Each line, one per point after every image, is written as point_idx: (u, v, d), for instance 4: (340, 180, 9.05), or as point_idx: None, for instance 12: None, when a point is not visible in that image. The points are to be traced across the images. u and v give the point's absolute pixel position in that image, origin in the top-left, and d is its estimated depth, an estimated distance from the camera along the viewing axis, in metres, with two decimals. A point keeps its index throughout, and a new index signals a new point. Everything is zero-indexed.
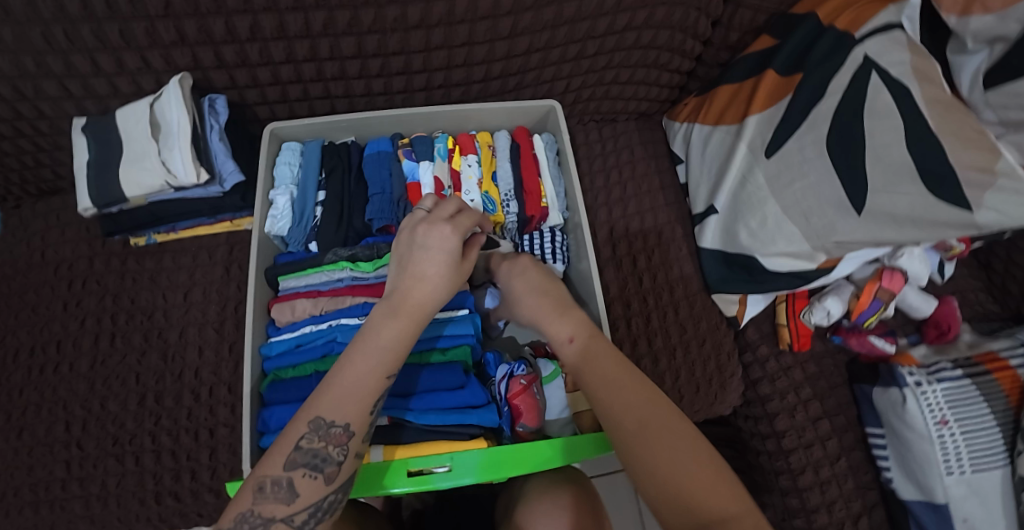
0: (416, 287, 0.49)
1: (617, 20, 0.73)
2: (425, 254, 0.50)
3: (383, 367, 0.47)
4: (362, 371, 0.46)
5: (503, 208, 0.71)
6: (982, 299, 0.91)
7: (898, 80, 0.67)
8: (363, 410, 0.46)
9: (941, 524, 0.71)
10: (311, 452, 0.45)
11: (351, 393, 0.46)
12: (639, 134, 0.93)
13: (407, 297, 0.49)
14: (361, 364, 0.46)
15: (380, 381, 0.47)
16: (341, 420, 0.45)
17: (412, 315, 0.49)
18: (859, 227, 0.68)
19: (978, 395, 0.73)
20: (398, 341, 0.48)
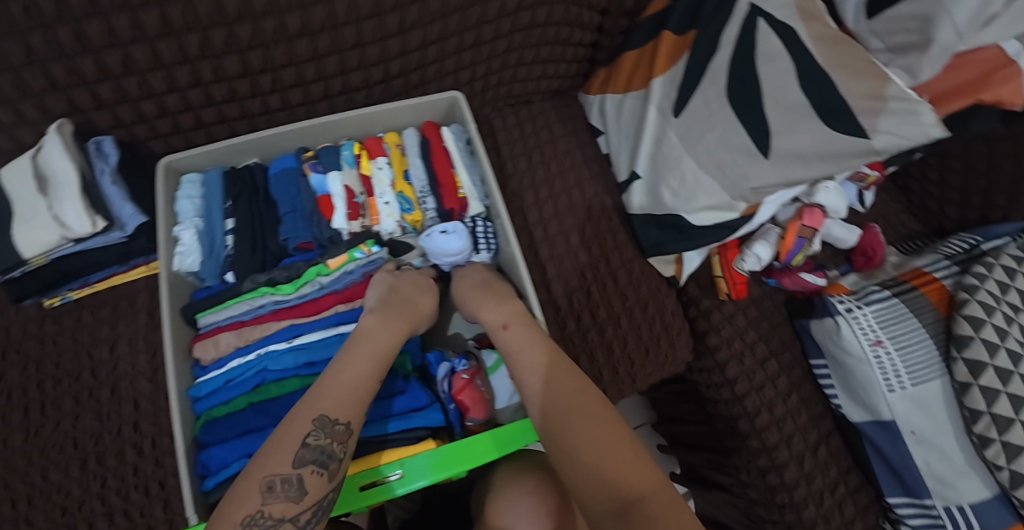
0: (405, 304, 0.60)
1: (507, 1, 0.73)
2: (413, 284, 0.63)
3: (377, 368, 0.52)
4: (363, 369, 0.51)
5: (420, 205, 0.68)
6: (903, 221, 0.98)
7: (784, 22, 0.68)
8: (362, 408, 0.49)
9: (892, 439, 0.73)
10: (318, 449, 0.46)
11: (351, 393, 0.49)
12: (555, 112, 0.94)
13: (396, 311, 0.58)
14: (363, 364, 0.52)
15: (374, 384, 0.52)
16: (345, 417, 0.48)
17: (400, 326, 0.57)
18: (768, 170, 0.70)
19: (908, 312, 0.76)
20: (388, 341, 0.55)
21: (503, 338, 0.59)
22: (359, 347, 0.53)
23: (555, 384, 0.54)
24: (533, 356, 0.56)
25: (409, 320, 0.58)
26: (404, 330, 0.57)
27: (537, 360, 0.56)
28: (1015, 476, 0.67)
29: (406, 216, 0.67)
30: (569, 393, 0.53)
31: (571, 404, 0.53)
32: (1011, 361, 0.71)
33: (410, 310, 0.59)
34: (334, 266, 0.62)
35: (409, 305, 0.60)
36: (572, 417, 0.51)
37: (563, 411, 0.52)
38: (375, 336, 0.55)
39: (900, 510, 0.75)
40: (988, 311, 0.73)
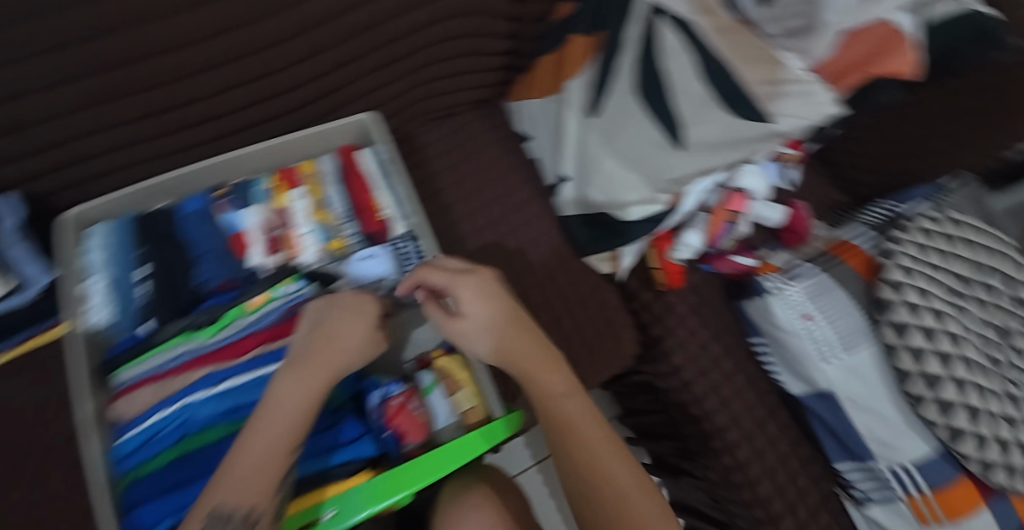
0: (326, 348, 0.54)
1: (414, 17, 0.72)
2: (342, 318, 0.56)
3: (287, 435, 0.49)
4: (267, 443, 0.48)
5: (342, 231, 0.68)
6: (827, 194, 1.02)
7: (682, 17, 0.69)
8: (268, 485, 0.47)
9: (832, 408, 0.76)
10: None
11: (254, 472, 0.47)
12: (481, 122, 0.95)
13: (314, 360, 0.53)
14: (268, 438, 0.48)
15: (285, 452, 0.49)
16: (244, 502, 0.46)
17: (315, 379, 0.52)
18: (685, 161, 0.71)
19: (833, 283, 0.78)
20: (300, 410, 0.50)
21: (564, 405, 0.58)
22: (267, 426, 0.49)
23: (599, 460, 0.56)
24: (585, 430, 0.58)
25: (329, 368, 0.53)
26: (323, 380, 0.52)
27: (588, 438, 0.57)
28: (952, 431, 0.70)
29: (325, 244, 0.66)
30: (619, 479, 0.56)
31: (614, 496, 0.55)
32: (936, 320, 0.74)
33: (331, 355, 0.54)
34: (255, 306, 0.62)
35: (331, 344, 0.55)
36: (619, 510, 0.54)
37: (611, 498, 0.55)
38: (288, 409, 0.50)
39: (849, 474, 0.78)
40: (910, 274, 0.76)
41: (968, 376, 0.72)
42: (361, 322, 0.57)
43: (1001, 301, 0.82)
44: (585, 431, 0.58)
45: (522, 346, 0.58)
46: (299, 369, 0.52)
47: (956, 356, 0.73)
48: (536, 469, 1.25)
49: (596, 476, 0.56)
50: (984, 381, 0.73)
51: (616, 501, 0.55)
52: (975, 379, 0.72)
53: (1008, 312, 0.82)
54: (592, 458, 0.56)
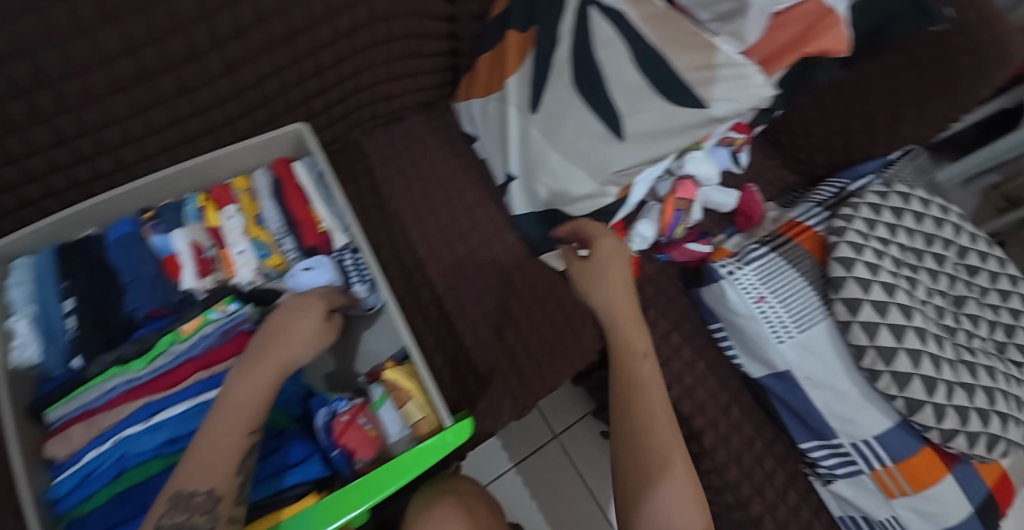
0: (279, 336, 0.55)
1: (337, 22, 0.71)
2: (295, 310, 0.57)
3: (244, 419, 0.49)
4: (223, 426, 0.48)
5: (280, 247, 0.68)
6: (779, 175, 1.02)
7: (613, 8, 0.68)
8: (228, 468, 0.46)
9: (790, 387, 0.75)
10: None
11: (213, 455, 0.46)
12: (428, 125, 0.94)
13: (266, 347, 0.54)
14: (224, 421, 0.48)
15: (244, 437, 0.48)
16: (204, 485, 0.45)
17: (268, 364, 0.52)
18: (626, 151, 0.70)
19: (784, 264, 0.78)
20: (260, 397, 0.51)
21: (642, 367, 0.66)
22: (229, 412, 0.48)
23: (652, 421, 0.63)
24: (648, 395, 0.65)
25: (284, 354, 0.53)
26: (277, 367, 0.53)
27: (650, 400, 0.64)
28: (909, 403, 0.70)
29: (264, 261, 0.66)
30: (665, 444, 0.62)
31: (659, 457, 0.61)
32: (886, 293, 0.74)
33: (284, 343, 0.54)
34: (189, 331, 0.61)
35: (284, 332, 0.55)
36: (660, 465, 0.60)
37: (654, 461, 0.61)
38: (249, 396, 0.50)
39: (814, 453, 0.76)
40: (858, 250, 0.76)
41: (922, 346, 0.72)
42: (314, 312, 0.58)
43: (946, 269, 0.83)
44: (647, 395, 0.65)
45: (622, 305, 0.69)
46: (255, 361, 0.52)
47: (909, 327, 0.72)
48: (516, 471, 1.23)
49: (647, 430, 0.62)
50: (938, 349, 0.73)
51: (658, 461, 0.60)
52: (929, 349, 0.72)
53: (952, 279, 0.83)
54: (648, 417, 0.63)
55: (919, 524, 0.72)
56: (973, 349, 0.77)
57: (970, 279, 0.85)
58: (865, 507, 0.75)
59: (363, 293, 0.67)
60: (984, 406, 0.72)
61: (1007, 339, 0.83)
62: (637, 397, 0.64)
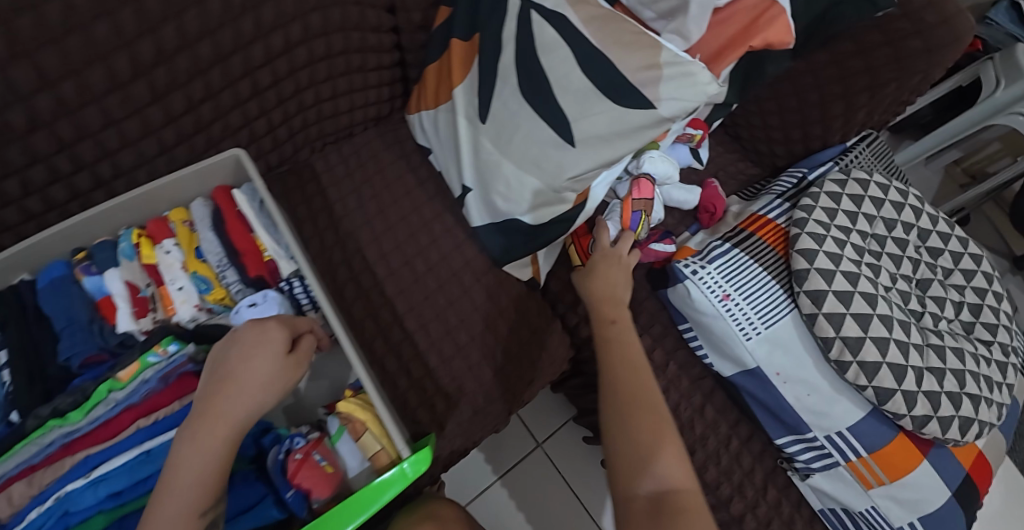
0: (230, 391, 0.49)
1: (272, 41, 0.68)
2: (247, 354, 0.51)
3: (197, 498, 0.45)
4: (174, 509, 0.44)
5: (222, 279, 0.67)
6: (741, 168, 1.02)
7: (554, 12, 0.67)
8: None
9: (763, 385, 0.73)
10: None
11: None
12: (380, 140, 0.91)
13: (217, 407, 0.48)
14: (173, 504, 0.44)
15: (198, 517, 0.45)
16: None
17: (220, 431, 0.47)
18: (579, 157, 0.68)
19: (748, 259, 0.77)
20: (212, 466, 0.46)
21: (611, 331, 0.69)
22: (175, 489, 0.44)
23: (626, 379, 0.64)
24: (627, 355, 0.67)
25: (235, 416, 0.48)
26: (229, 430, 0.48)
27: (627, 359, 0.66)
28: (879, 392, 0.69)
29: (206, 296, 0.66)
30: (647, 393, 0.63)
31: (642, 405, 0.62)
32: (849, 282, 0.73)
33: (236, 402, 0.49)
34: (127, 378, 0.59)
35: (236, 386, 0.49)
36: (641, 413, 0.61)
37: (639, 406, 0.62)
38: (198, 467, 0.45)
39: (790, 448, 0.75)
40: (819, 240, 0.75)
41: (888, 334, 0.71)
42: (269, 356, 0.52)
43: (908, 253, 0.82)
44: (625, 354, 0.67)
45: (605, 290, 0.72)
46: (198, 423, 0.47)
47: (874, 315, 0.71)
48: (501, 483, 1.20)
49: (623, 388, 0.64)
50: (905, 335, 0.72)
51: (640, 408, 0.62)
52: (896, 336, 0.71)
53: (914, 262, 0.82)
54: (627, 372, 0.65)
55: (898, 512, 0.72)
56: (940, 332, 0.76)
57: (933, 261, 0.84)
58: (844, 498, 0.74)
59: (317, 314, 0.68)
60: (953, 390, 0.72)
61: (974, 318, 0.82)
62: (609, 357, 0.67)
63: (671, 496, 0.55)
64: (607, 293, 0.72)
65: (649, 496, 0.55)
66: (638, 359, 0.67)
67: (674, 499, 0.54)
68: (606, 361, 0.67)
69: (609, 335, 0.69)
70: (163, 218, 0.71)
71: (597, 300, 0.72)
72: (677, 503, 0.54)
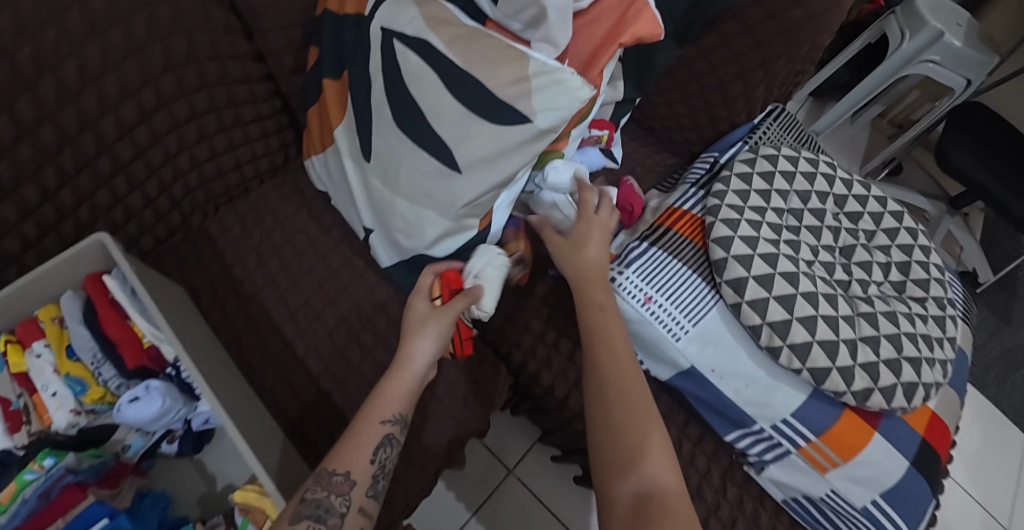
0: (410, 330, 0.64)
1: (123, 113, 0.66)
2: (419, 298, 0.66)
3: (393, 403, 0.59)
4: (379, 408, 0.58)
5: (101, 375, 0.64)
6: (660, 159, 1.00)
7: (416, 37, 0.63)
8: (361, 459, 0.56)
9: (700, 385, 0.71)
10: (314, 503, 0.52)
11: (351, 446, 0.56)
12: (279, 190, 0.86)
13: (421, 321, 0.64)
14: (378, 405, 0.58)
15: (381, 425, 0.57)
16: (342, 469, 0.54)
17: (397, 369, 0.61)
18: (468, 184, 0.65)
19: (666, 256, 0.75)
20: (401, 389, 0.60)
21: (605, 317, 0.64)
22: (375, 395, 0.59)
23: (610, 366, 0.60)
24: (611, 342, 0.62)
25: (424, 329, 0.63)
26: (411, 355, 0.62)
27: (611, 346, 0.61)
28: (814, 373, 0.67)
29: (83, 398, 0.63)
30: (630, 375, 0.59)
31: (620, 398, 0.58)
32: (768, 264, 0.71)
33: (413, 334, 0.63)
34: (6, 500, 0.56)
35: (411, 326, 0.64)
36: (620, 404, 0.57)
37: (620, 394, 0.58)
38: (394, 381, 0.60)
39: (739, 444, 0.72)
40: (734, 226, 0.73)
41: (815, 311, 0.69)
42: (423, 305, 0.65)
43: (827, 222, 0.81)
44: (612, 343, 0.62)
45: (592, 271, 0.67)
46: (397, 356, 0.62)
47: (798, 294, 0.69)
48: (476, 519, 1.15)
49: (609, 372, 0.59)
50: (832, 309, 0.70)
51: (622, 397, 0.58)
52: (823, 312, 0.69)
53: (834, 231, 0.81)
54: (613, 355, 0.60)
55: (859, 492, 0.69)
56: (870, 298, 0.75)
57: (854, 226, 0.83)
58: (803, 488, 0.71)
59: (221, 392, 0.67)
60: (891, 357, 0.70)
61: (904, 277, 0.80)
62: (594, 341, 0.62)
63: (658, 495, 0.51)
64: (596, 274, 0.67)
65: (633, 496, 0.51)
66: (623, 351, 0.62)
67: (660, 500, 0.50)
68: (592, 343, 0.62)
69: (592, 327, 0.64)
70: (32, 314, 0.66)
71: (579, 275, 0.67)
72: (665, 506, 0.50)
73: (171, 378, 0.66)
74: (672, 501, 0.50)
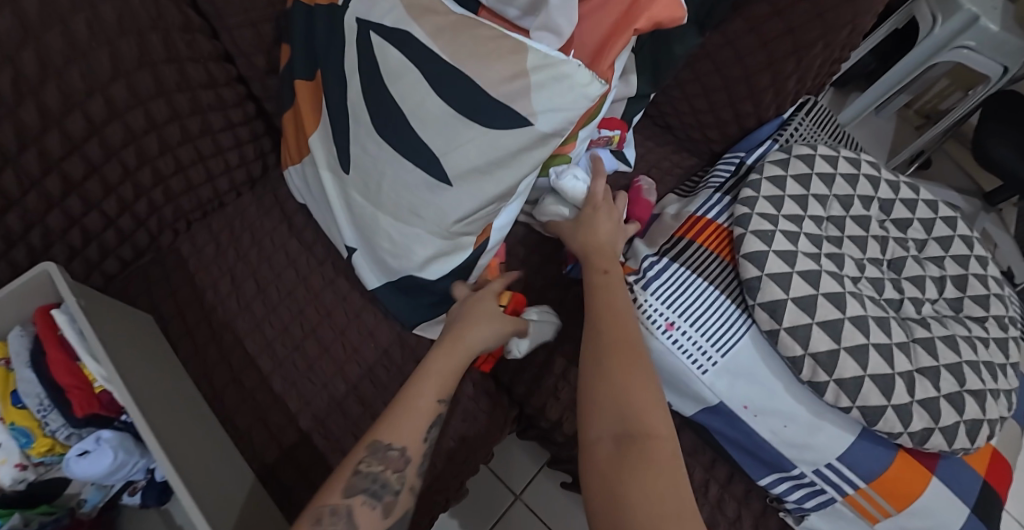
0: (472, 313, 0.58)
1: (71, 125, 0.58)
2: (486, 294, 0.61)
3: (443, 384, 0.53)
4: (433, 386, 0.53)
5: (47, 425, 0.55)
6: (676, 161, 0.90)
7: (396, 29, 0.55)
8: (415, 434, 0.51)
9: (731, 422, 0.62)
10: (369, 477, 0.48)
11: (404, 419, 0.51)
12: (257, 203, 0.78)
13: (478, 311, 0.58)
14: (430, 383, 0.53)
15: (434, 403, 0.53)
16: (398, 442, 0.50)
17: (458, 345, 0.55)
18: (460, 198, 0.57)
19: (689, 274, 0.66)
20: (455, 370, 0.54)
21: (606, 276, 0.60)
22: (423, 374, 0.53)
23: (610, 322, 0.55)
24: (618, 294, 0.58)
25: (488, 319, 0.58)
26: (472, 344, 0.56)
27: (616, 298, 0.57)
28: (865, 412, 0.58)
29: (29, 451, 0.54)
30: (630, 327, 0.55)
31: (617, 346, 0.53)
32: (809, 284, 0.62)
33: (479, 321, 0.57)
34: None
35: (475, 311, 0.58)
36: (617, 354, 0.52)
37: (621, 343, 0.53)
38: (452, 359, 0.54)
39: (776, 489, 0.63)
40: (768, 239, 0.64)
41: (865, 339, 0.60)
42: (492, 298, 0.60)
43: (872, 232, 0.71)
44: (616, 296, 0.58)
45: (603, 239, 0.63)
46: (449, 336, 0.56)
47: (845, 319, 0.60)
48: None
49: (608, 323, 0.55)
50: (885, 336, 0.61)
51: (621, 347, 0.53)
52: (874, 339, 0.60)
53: (881, 241, 0.71)
54: (618, 308, 0.57)
55: None
56: (925, 320, 0.66)
57: (903, 234, 0.73)
58: None
59: (193, 426, 0.60)
60: (951, 390, 0.61)
61: (960, 294, 0.71)
62: (597, 298, 0.58)
63: (641, 439, 0.46)
64: (607, 244, 0.63)
65: (613, 440, 0.47)
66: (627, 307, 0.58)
67: (642, 447, 0.46)
68: (593, 300, 0.58)
69: (601, 284, 0.59)
70: None
71: (592, 249, 0.62)
72: (648, 451, 0.46)
73: (125, 428, 0.58)
74: (657, 446, 0.46)
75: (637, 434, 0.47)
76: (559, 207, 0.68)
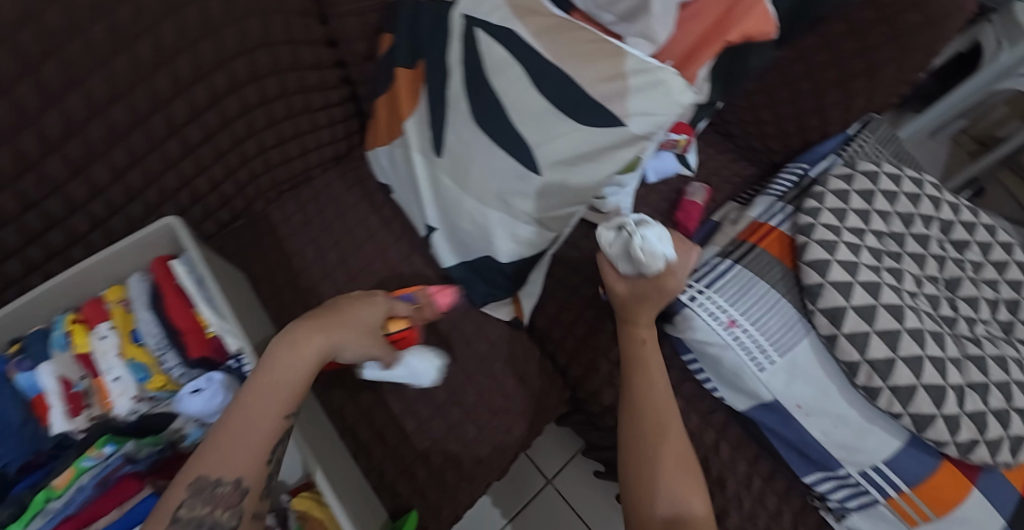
0: (326, 322, 0.56)
1: (195, 95, 0.64)
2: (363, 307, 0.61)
3: (287, 401, 0.51)
4: (263, 407, 0.50)
5: (162, 363, 0.61)
6: (736, 169, 0.93)
7: (501, 26, 0.59)
8: (250, 463, 0.49)
9: (785, 421, 0.65)
10: (193, 519, 0.46)
11: (232, 449, 0.48)
12: (340, 180, 0.84)
13: (331, 320, 0.56)
14: (258, 402, 0.50)
15: (275, 424, 0.51)
16: (229, 476, 0.48)
17: (302, 353, 0.53)
18: (549, 186, 0.61)
19: (753, 276, 0.69)
20: (295, 382, 0.52)
21: (644, 352, 0.65)
22: (263, 392, 0.50)
23: (647, 402, 0.62)
24: (652, 373, 0.63)
25: (343, 333, 0.56)
26: (320, 355, 0.54)
27: (651, 377, 0.63)
28: (917, 420, 0.61)
29: (145, 385, 0.60)
30: (665, 409, 0.62)
31: (656, 430, 0.60)
32: (870, 294, 0.64)
33: (334, 333, 0.55)
34: (63, 485, 0.53)
35: (341, 321, 0.57)
36: (657, 440, 0.60)
37: (655, 427, 0.61)
38: (290, 373, 0.52)
39: (819, 487, 0.67)
40: (831, 249, 0.67)
41: (921, 350, 0.62)
42: (365, 315, 0.60)
43: (931, 251, 0.73)
44: (650, 375, 0.63)
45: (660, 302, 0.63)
46: (286, 341, 0.53)
47: (904, 331, 0.63)
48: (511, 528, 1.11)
49: (647, 406, 0.62)
50: (941, 350, 0.63)
51: (659, 431, 0.61)
52: (929, 352, 0.63)
53: (940, 261, 0.73)
54: (653, 388, 0.63)
55: None
56: (979, 339, 0.68)
57: (960, 256, 0.75)
58: None
59: None
60: (1000, 407, 0.63)
61: (1012, 317, 0.73)
62: (633, 378, 0.63)
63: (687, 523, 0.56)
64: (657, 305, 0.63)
65: (664, 522, 0.56)
66: (662, 384, 0.63)
67: None
68: (630, 376, 0.64)
69: (641, 361, 0.64)
70: (100, 296, 0.65)
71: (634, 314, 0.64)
72: None
73: (230, 371, 0.62)
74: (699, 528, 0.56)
75: (684, 519, 0.56)
76: (619, 261, 0.62)
